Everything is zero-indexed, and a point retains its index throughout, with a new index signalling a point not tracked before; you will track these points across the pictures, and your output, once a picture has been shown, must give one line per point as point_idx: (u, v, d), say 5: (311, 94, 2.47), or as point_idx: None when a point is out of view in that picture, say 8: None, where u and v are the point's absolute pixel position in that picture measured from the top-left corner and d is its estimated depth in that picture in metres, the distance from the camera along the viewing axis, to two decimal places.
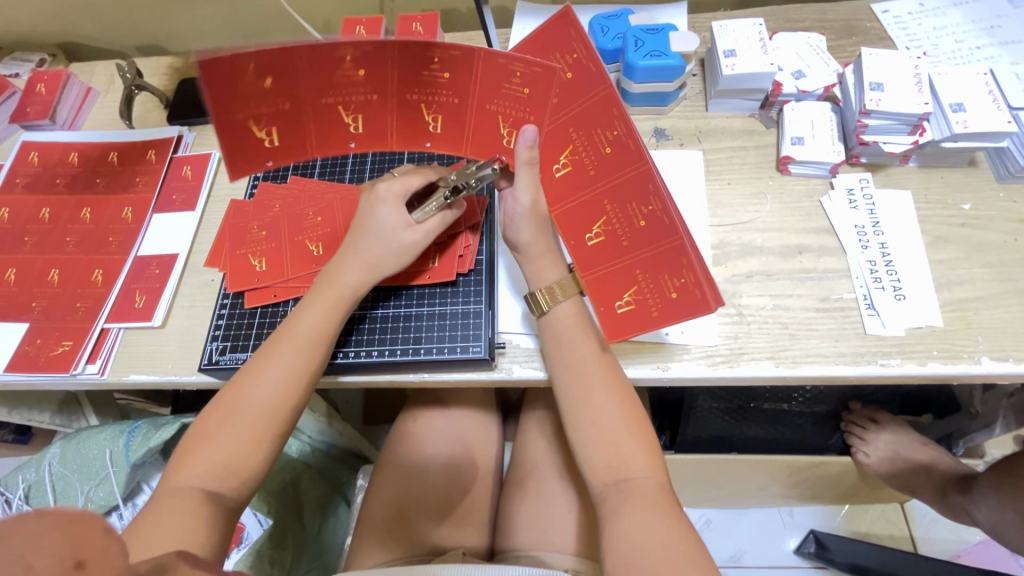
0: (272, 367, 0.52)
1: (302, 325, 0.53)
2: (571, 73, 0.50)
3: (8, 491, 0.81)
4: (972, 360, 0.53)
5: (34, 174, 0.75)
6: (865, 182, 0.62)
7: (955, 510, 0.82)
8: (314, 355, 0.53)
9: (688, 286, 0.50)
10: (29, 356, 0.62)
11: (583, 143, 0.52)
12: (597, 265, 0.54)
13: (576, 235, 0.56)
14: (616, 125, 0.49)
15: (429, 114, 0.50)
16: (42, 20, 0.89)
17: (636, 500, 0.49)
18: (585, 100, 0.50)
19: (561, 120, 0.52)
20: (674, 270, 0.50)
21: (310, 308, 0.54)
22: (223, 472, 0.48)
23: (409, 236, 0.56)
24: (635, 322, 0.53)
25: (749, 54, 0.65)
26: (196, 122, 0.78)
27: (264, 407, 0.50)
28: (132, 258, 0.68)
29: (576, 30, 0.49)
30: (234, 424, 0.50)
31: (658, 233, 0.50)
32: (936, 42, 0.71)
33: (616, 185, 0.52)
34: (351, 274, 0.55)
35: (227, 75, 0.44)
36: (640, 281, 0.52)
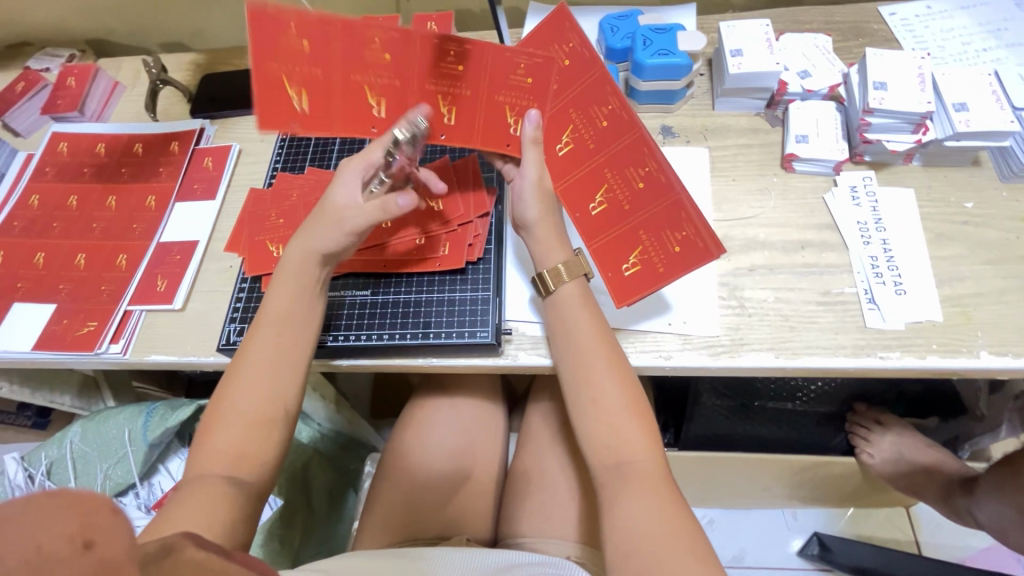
0: (253, 355, 0.53)
1: (268, 309, 0.55)
2: (568, 60, 0.56)
3: (31, 467, 0.84)
4: (971, 354, 0.54)
5: (62, 163, 0.78)
6: (869, 179, 0.63)
7: (959, 511, 0.83)
8: (295, 337, 0.54)
9: (689, 238, 0.54)
10: (56, 336, 0.65)
11: (581, 120, 0.57)
12: (604, 231, 0.58)
13: (580, 207, 0.59)
14: (610, 99, 0.56)
15: (444, 104, 0.55)
16: (73, 17, 0.92)
17: (635, 484, 0.50)
18: (582, 82, 0.56)
19: (562, 102, 0.57)
20: (673, 224, 0.55)
21: (274, 296, 0.55)
22: (236, 458, 0.49)
23: (348, 214, 0.54)
24: (644, 281, 0.56)
25: (755, 54, 0.67)
26: (217, 116, 0.81)
27: (258, 391, 0.51)
28: (155, 244, 0.71)
29: (571, 22, 0.56)
30: (234, 411, 0.50)
31: (658, 192, 0.55)
32: (942, 44, 0.72)
33: (618, 152, 0.57)
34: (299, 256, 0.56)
35: (275, 28, 0.50)
36: (643, 241, 0.57)
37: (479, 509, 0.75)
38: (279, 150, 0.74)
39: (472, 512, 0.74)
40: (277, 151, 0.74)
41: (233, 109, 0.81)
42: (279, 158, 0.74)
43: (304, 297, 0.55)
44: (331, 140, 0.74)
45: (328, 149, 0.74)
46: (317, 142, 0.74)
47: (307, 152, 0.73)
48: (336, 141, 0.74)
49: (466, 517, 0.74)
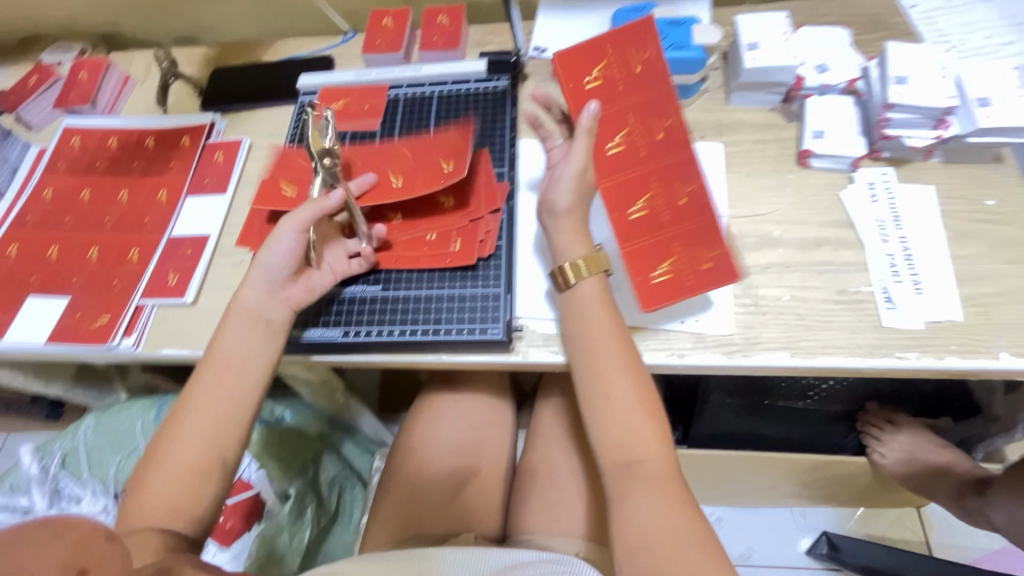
0: (201, 397, 0.53)
1: (220, 348, 0.54)
2: (638, 68, 0.60)
3: (45, 457, 0.85)
4: (991, 354, 0.53)
5: (74, 157, 0.79)
6: (886, 175, 0.62)
7: (972, 513, 0.81)
8: (244, 379, 0.54)
9: (720, 259, 0.56)
10: (69, 329, 0.65)
11: (638, 124, 0.60)
12: (637, 238, 0.58)
13: (619, 208, 0.59)
14: (671, 116, 0.59)
15: (394, 176, 0.64)
16: (85, 11, 0.92)
17: (645, 484, 0.49)
18: (646, 88, 0.60)
19: (625, 104, 0.60)
20: (705, 241, 0.57)
21: (227, 335, 0.55)
22: (174, 505, 0.49)
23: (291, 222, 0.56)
24: (671, 290, 0.56)
25: (771, 48, 0.66)
26: (228, 110, 0.81)
27: (205, 435, 0.51)
28: (166, 238, 0.71)
29: (653, 33, 0.60)
30: (179, 454, 0.51)
31: (697, 210, 0.58)
32: (964, 38, 0.70)
33: (666, 165, 0.59)
34: (254, 293, 0.56)
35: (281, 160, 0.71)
36: (676, 253, 0.57)
37: (487, 505, 0.75)
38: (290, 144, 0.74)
39: (480, 508, 0.74)
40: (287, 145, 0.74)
41: (244, 103, 0.81)
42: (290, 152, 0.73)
43: (258, 335, 0.55)
44: (342, 134, 0.74)
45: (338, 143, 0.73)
46: None
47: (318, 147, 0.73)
48: (346, 135, 0.74)
49: (474, 512, 0.74)
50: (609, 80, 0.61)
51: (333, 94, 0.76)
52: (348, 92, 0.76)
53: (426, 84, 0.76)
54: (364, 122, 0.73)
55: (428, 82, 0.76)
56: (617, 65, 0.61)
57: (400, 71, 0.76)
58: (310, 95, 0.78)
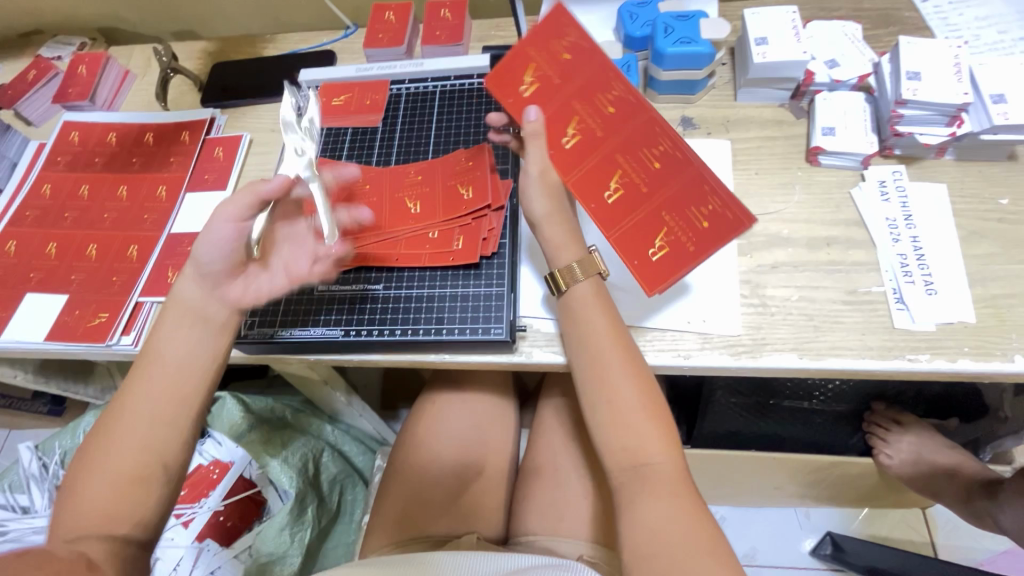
0: (136, 399, 0.45)
1: (160, 347, 0.46)
2: (566, 54, 0.55)
3: (45, 456, 0.85)
4: (1005, 357, 0.51)
5: (73, 152, 0.78)
6: (898, 174, 0.61)
7: (980, 515, 0.80)
8: (187, 380, 0.46)
9: (716, 212, 0.50)
10: (68, 326, 0.65)
11: (585, 106, 0.54)
12: (621, 221, 0.53)
13: (593, 197, 0.54)
14: (617, 83, 0.53)
15: (412, 203, 0.64)
16: (85, 4, 0.91)
17: (654, 486, 0.48)
18: (582, 68, 0.54)
19: (565, 93, 0.55)
20: (698, 199, 0.51)
21: (167, 331, 0.47)
22: (112, 515, 0.41)
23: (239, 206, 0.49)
24: (672, 265, 0.52)
25: (781, 42, 0.64)
26: (228, 105, 0.80)
27: (139, 442, 0.43)
28: (165, 235, 0.70)
29: (569, 16, 0.55)
30: (109, 462, 0.43)
31: (677, 169, 0.52)
32: (977, 33, 0.69)
33: (630, 134, 0.53)
34: (193, 287, 0.48)
35: None
36: (668, 223, 0.52)
37: (489, 505, 0.74)
38: None
39: (482, 508, 0.73)
40: (288, 141, 0.73)
41: (244, 97, 0.80)
42: None
43: (199, 333, 0.47)
44: (343, 130, 0.73)
45: (339, 139, 0.72)
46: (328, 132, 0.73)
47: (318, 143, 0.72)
48: (348, 131, 0.72)
49: (476, 512, 0.73)
50: (542, 77, 0.56)
51: (333, 90, 0.75)
52: (348, 87, 0.75)
53: (428, 79, 0.75)
54: (365, 117, 0.72)
55: (430, 77, 0.75)
56: (545, 58, 0.56)
57: (402, 66, 0.75)
58: (310, 90, 0.77)
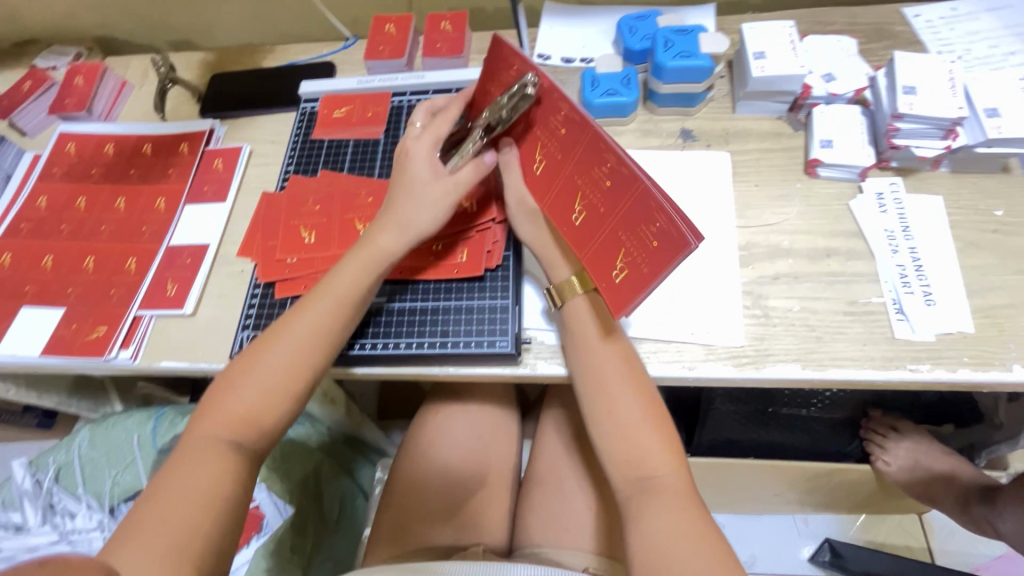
0: (297, 324, 0.53)
1: (336, 280, 0.55)
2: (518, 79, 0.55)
3: (39, 472, 0.84)
4: (1004, 367, 0.52)
5: (70, 163, 0.77)
6: (895, 186, 0.62)
7: (978, 521, 0.81)
8: (344, 316, 0.54)
9: (664, 229, 0.46)
10: (65, 340, 0.64)
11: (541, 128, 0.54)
12: (588, 242, 0.52)
13: (563, 220, 0.54)
14: (563, 104, 0.51)
15: None
16: (81, 15, 0.91)
17: (659, 500, 0.48)
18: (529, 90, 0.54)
19: (525, 122, 0.56)
20: (645, 217, 0.47)
21: (343, 268, 0.56)
22: (243, 423, 0.49)
23: (438, 187, 0.57)
24: (632, 286, 0.49)
25: (779, 57, 0.65)
26: (228, 116, 0.80)
27: (287, 362, 0.51)
28: (165, 247, 0.69)
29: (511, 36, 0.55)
30: (259, 376, 0.51)
31: (624, 188, 0.48)
32: (969, 47, 0.70)
33: (580, 156, 0.51)
34: (378, 235, 0.56)
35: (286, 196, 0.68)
36: (625, 245, 0.49)
37: (492, 518, 0.73)
38: (291, 152, 0.73)
39: (485, 521, 0.73)
40: (289, 153, 0.73)
41: (244, 108, 0.79)
42: (291, 159, 0.72)
43: (373, 277, 0.56)
44: (345, 142, 0.73)
45: (341, 151, 0.72)
46: (330, 144, 0.73)
47: (319, 155, 0.72)
48: (350, 143, 0.72)
49: (479, 525, 0.72)
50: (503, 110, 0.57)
51: (333, 102, 0.76)
52: (350, 99, 0.75)
53: (429, 91, 0.75)
54: (367, 130, 0.72)
55: (431, 88, 0.75)
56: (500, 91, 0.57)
57: (404, 78, 0.75)
58: (311, 102, 0.77)
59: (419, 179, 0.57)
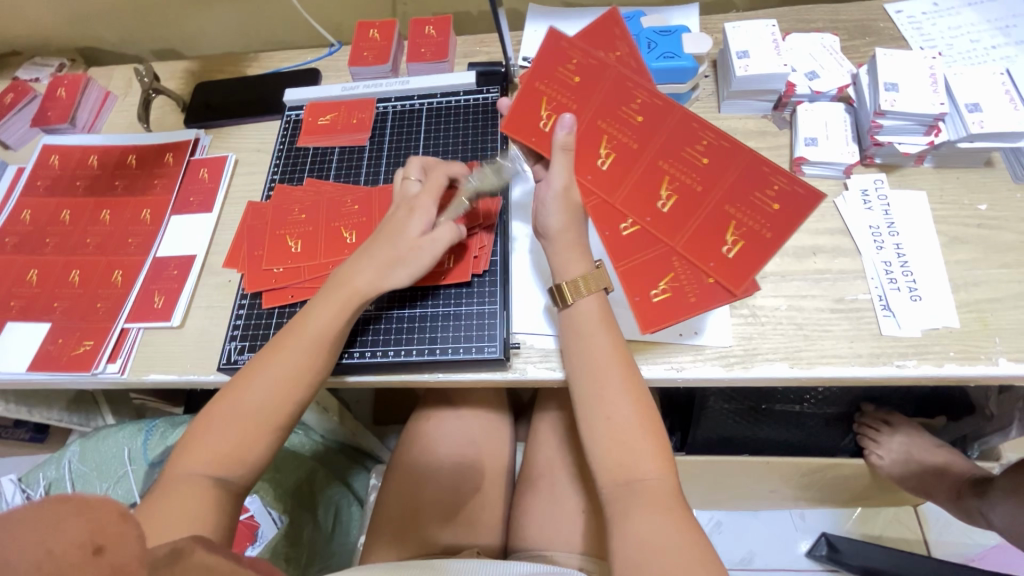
0: (276, 364, 0.52)
1: (313, 323, 0.54)
2: (580, 78, 0.55)
3: (29, 488, 0.84)
4: (989, 361, 0.53)
5: (54, 176, 0.76)
6: (880, 182, 0.62)
7: (970, 513, 0.81)
8: (322, 356, 0.54)
9: (785, 191, 0.50)
10: (51, 355, 0.63)
11: (615, 125, 0.54)
12: (633, 254, 0.55)
13: (610, 225, 0.56)
14: (637, 91, 0.53)
15: None
16: (63, 25, 0.90)
17: (647, 501, 0.48)
18: (607, 86, 0.54)
19: (591, 114, 0.55)
20: (761, 182, 0.51)
21: (319, 310, 0.55)
22: (226, 459, 0.49)
23: (423, 249, 0.56)
24: (672, 308, 0.53)
25: (763, 55, 0.65)
26: (213, 125, 0.79)
27: (263, 402, 0.51)
28: (151, 259, 0.69)
29: (621, 30, 0.56)
30: (238, 416, 0.50)
31: (724, 158, 0.52)
32: (951, 42, 0.71)
33: (663, 141, 0.54)
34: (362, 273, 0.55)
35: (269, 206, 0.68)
36: (676, 270, 0.54)
37: (486, 522, 0.73)
38: (276, 161, 0.72)
39: (480, 526, 0.73)
40: (274, 161, 0.72)
41: (229, 117, 0.79)
42: (277, 168, 0.72)
43: (350, 318, 0.55)
44: (330, 149, 0.72)
45: (326, 158, 0.72)
46: (315, 151, 0.72)
47: (305, 163, 0.72)
48: (335, 150, 0.72)
49: (474, 530, 0.72)
50: (559, 106, 0.55)
51: (318, 109, 0.75)
52: (335, 106, 0.75)
53: (415, 96, 0.75)
54: (353, 136, 0.72)
55: (417, 94, 0.75)
56: (559, 88, 0.55)
57: (389, 84, 0.75)
58: (296, 110, 0.77)
59: (399, 237, 0.56)
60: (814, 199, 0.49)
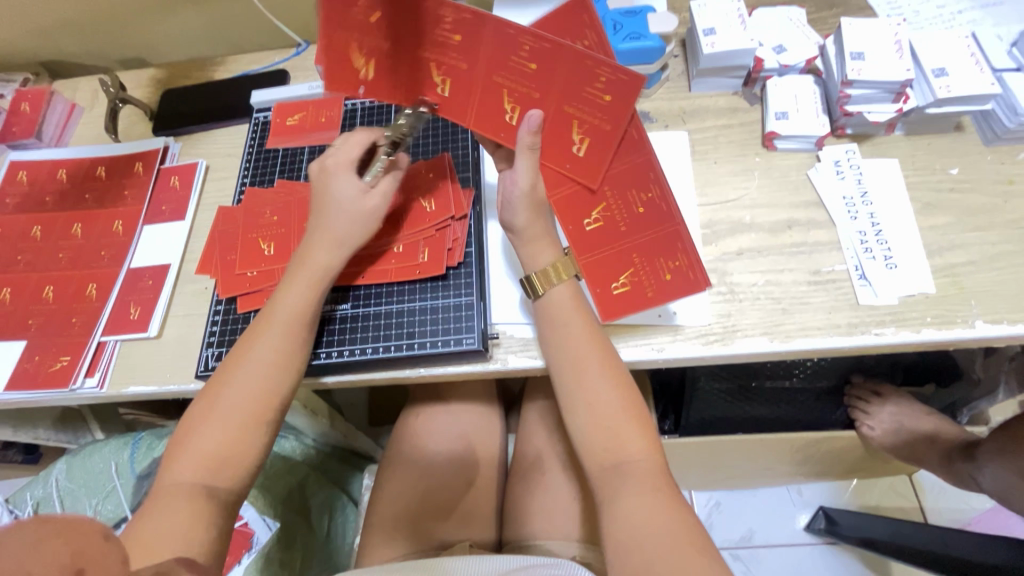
0: (253, 360, 0.52)
1: (282, 305, 0.54)
2: (458, 35, 0.49)
3: (17, 509, 0.84)
4: (966, 324, 0.53)
5: (23, 193, 0.75)
6: (852, 153, 0.62)
7: (962, 478, 0.81)
8: (297, 338, 0.54)
9: (613, 81, 0.49)
10: (29, 373, 0.62)
11: (513, 79, 0.51)
12: (595, 249, 0.55)
13: (574, 219, 0.56)
14: (601, 75, 0.49)
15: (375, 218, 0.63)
16: (24, 40, 0.88)
17: (637, 483, 0.48)
18: (487, 40, 0.49)
19: (554, 105, 0.52)
20: (585, 77, 0.50)
21: (286, 292, 0.55)
22: (213, 465, 0.48)
23: (369, 202, 0.57)
24: (634, 300, 0.54)
25: (729, 31, 0.64)
26: (182, 132, 0.78)
27: (247, 398, 0.51)
28: (125, 270, 0.68)
29: (588, 14, 0.51)
30: (219, 413, 0.50)
31: (552, 62, 0.49)
32: (918, 9, 0.70)
33: (564, 87, 0.51)
34: (323, 253, 0.56)
35: (239, 213, 0.67)
36: (635, 263, 0.55)
37: (481, 515, 0.73)
38: (247, 164, 0.72)
39: (474, 520, 0.73)
40: (244, 165, 0.72)
41: (198, 123, 0.78)
42: (247, 171, 0.71)
43: (318, 293, 0.55)
44: (300, 149, 0.72)
45: (297, 158, 0.71)
46: (285, 152, 0.72)
47: (275, 164, 0.71)
48: (305, 150, 0.72)
49: (470, 524, 0.72)
50: (451, 71, 0.52)
51: (284, 109, 0.74)
52: (302, 106, 0.74)
53: None
54: (323, 135, 0.72)
55: None
56: (368, 32, 0.50)
57: None
58: (264, 112, 0.76)
59: (343, 202, 0.56)
60: (638, 80, 0.49)
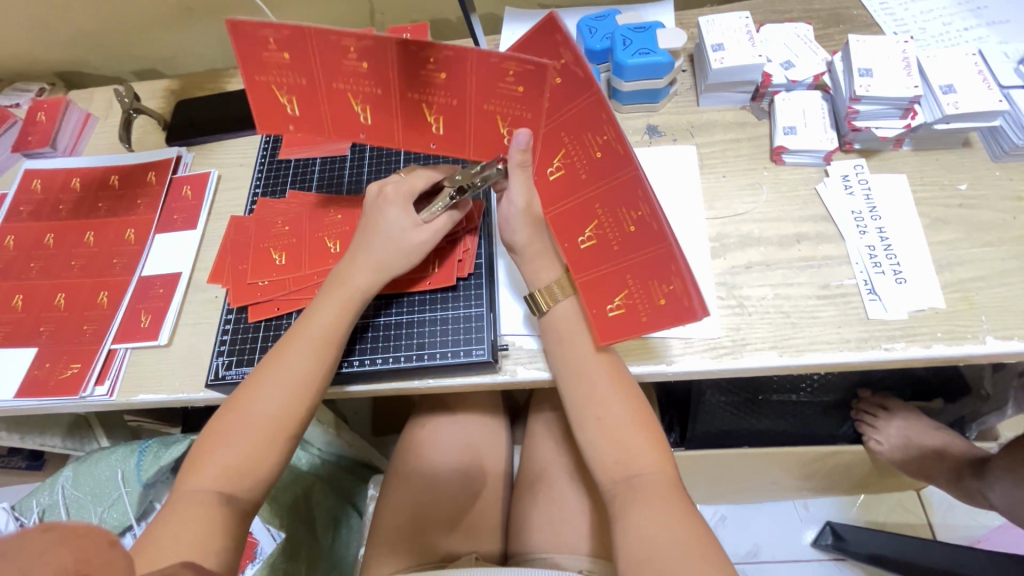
0: (281, 376, 0.52)
1: (313, 325, 0.54)
2: (443, 72, 0.47)
3: (23, 516, 0.85)
4: (977, 339, 0.53)
5: (37, 201, 0.76)
6: (860, 167, 0.62)
7: (970, 493, 0.80)
8: (326, 357, 0.53)
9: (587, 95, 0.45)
10: (39, 380, 0.63)
11: (499, 104, 0.49)
12: (590, 267, 0.54)
13: (569, 236, 0.55)
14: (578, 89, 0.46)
15: None
16: (42, 51, 0.90)
17: (646, 496, 0.48)
18: (471, 74, 0.46)
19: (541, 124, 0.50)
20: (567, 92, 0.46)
21: (321, 310, 0.55)
22: (235, 475, 0.49)
23: (419, 235, 0.56)
24: (626, 325, 0.51)
25: (737, 47, 0.65)
26: (194, 142, 0.79)
27: (273, 413, 0.51)
28: (136, 278, 0.69)
29: (560, 34, 0.46)
30: (244, 429, 0.50)
31: (535, 83, 0.45)
32: (923, 26, 0.71)
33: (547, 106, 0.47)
34: (361, 276, 0.56)
35: (250, 224, 0.68)
36: (630, 287, 0.51)
37: (487, 528, 0.73)
38: (258, 174, 0.72)
39: (479, 533, 0.72)
40: (257, 174, 0.72)
41: (210, 134, 0.79)
42: (260, 181, 0.72)
43: (352, 314, 0.55)
44: (312, 159, 0.73)
45: (309, 169, 0.72)
46: (297, 163, 0.73)
47: (288, 174, 0.72)
48: (317, 160, 0.72)
49: (474, 537, 0.72)
50: (443, 107, 0.50)
51: None
52: None
53: None
54: (335, 146, 0.73)
55: None
56: (354, 80, 0.50)
57: None
58: None
59: (394, 233, 0.56)
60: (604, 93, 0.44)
